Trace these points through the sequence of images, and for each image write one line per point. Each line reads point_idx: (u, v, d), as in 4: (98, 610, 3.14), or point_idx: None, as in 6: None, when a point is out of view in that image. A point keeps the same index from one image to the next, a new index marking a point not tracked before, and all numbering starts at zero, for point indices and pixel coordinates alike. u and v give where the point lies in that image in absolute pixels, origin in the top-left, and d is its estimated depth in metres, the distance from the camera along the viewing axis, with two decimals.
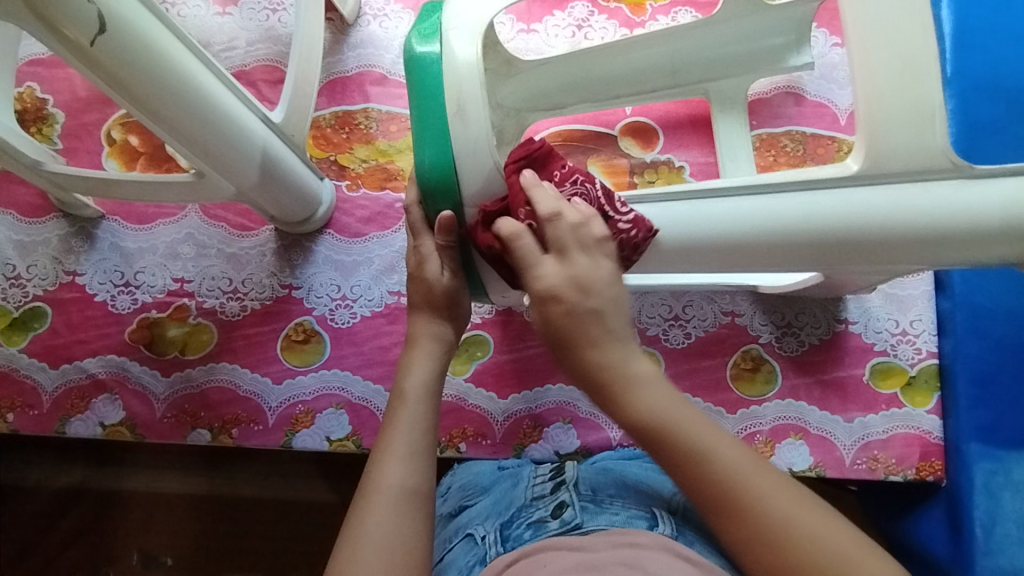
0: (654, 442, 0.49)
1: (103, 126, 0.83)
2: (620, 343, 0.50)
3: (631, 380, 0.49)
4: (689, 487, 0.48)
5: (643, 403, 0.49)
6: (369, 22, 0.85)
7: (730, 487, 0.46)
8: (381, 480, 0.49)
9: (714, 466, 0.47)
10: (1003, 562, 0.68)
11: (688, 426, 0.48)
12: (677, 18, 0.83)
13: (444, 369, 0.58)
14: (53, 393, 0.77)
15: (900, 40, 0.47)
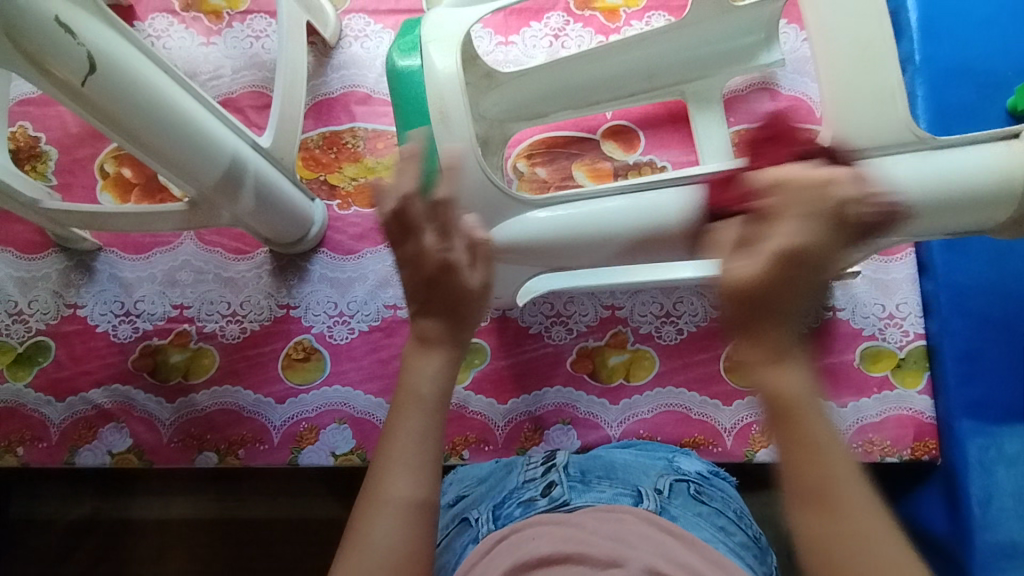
0: (778, 418, 0.40)
1: (96, 160, 0.84)
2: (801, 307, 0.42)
3: (775, 351, 0.41)
4: (791, 470, 0.39)
5: (789, 375, 0.40)
6: (350, 43, 0.87)
7: (832, 485, 0.38)
8: (384, 492, 0.46)
9: (828, 462, 0.39)
10: (1000, 535, 0.70)
11: (816, 416, 0.40)
12: (651, 22, 0.85)
13: (456, 364, 0.51)
14: (60, 425, 0.78)
15: (858, 31, 0.49)
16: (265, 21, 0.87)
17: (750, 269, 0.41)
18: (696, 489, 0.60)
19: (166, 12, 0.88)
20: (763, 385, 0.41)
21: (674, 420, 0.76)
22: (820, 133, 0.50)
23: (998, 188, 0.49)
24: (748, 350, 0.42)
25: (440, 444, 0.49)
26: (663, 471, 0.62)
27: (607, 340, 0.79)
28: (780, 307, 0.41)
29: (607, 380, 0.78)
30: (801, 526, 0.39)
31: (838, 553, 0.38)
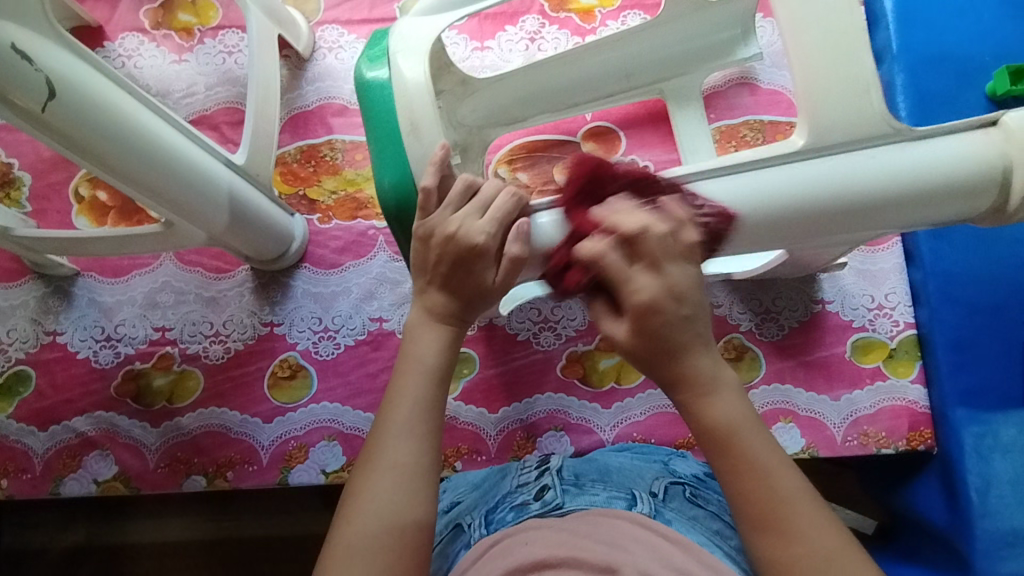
0: (712, 442, 0.43)
1: (71, 184, 0.83)
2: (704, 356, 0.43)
3: (712, 386, 0.43)
4: (741, 493, 0.43)
5: (718, 408, 0.43)
6: (324, 55, 0.86)
7: (785, 510, 0.42)
8: (385, 459, 0.46)
9: (775, 483, 0.42)
10: (1002, 523, 0.69)
11: (754, 446, 0.43)
12: (627, 21, 0.84)
13: (459, 344, 0.51)
14: (44, 455, 0.77)
15: (827, 21, 0.48)
16: (237, 36, 0.86)
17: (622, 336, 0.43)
18: (693, 491, 0.58)
19: (136, 31, 0.86)
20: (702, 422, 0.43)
21: (667, 421, 0.75)
22: (796, 129, 0.49)
23: (978, 175, 0.48)
24: (678, 391, 0.44)
25: (442, 415, 0.49)
26: (659, 474, 0.61)
27: (596, 344, 0.78)
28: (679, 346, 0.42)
29: (598, 384, 0.77)
30: (760, 551, 0.42)
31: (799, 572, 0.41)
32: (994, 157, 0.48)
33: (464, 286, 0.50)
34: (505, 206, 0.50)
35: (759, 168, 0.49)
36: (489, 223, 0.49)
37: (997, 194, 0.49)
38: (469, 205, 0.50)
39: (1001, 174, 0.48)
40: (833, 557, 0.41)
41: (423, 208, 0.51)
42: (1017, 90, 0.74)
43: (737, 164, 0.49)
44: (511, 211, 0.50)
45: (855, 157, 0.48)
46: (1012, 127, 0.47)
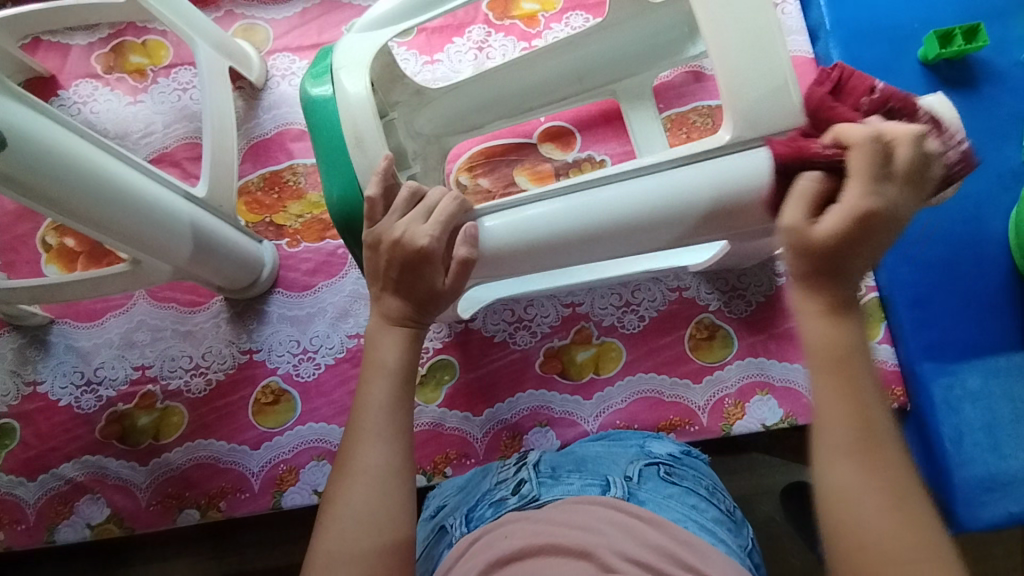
0: (825, 361, 0.41)
1: (37, 234, 0.83)
2: (857, 274, 0.42)
3: (834, 307, 0.42)
4: (826, 420, 0.40)
5: (845, 327, 0.41)
6: (278, 82, 0.87)
7: (865, 446, 0.39)
8: (359, 463, 0.47)
9: (868, 419, 0.40)
10: (977, 468, 0.71)
11: (859, 369, 0.41)
12: (570, 23, 0.87)
13: (419, 347, 0.53)
14: (35, 505, 0.77)
15: (742, 16, 0.50)
16: (189, 72, 0.87)
17: (830, 226, 0.41)
18: (666, 470, 0.60)
19: (89, 78, 0.87)
20: (807, 338, 0.42)
21: (648, 406, 0.77)
22: (723, 124, 0.51)
23: None
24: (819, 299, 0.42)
25: (409, 416, 0.50)
26: (633, 457, 0.62)
27: (572, 337, 0.80)
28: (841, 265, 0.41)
29: (577, 376, 0.79)
30: (826, 483, 0.40)
31: (866, 513, 0.38)
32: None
33: (414, 291, 0.51)
34: (449, 208, 0.52)
35: (658, 172, 0.52)
36: (433, 227, 0.51)
37: None
38: (415, 211, 0.52)
39: None
40: (903, 502, 0.38)
41: (370, 217, 0.53)
42: (948, 53, 0.77)
43: (638, 168, 0.52)
44: (456, 214, 0.53)
45: None
46: (924, 118, 0.49)
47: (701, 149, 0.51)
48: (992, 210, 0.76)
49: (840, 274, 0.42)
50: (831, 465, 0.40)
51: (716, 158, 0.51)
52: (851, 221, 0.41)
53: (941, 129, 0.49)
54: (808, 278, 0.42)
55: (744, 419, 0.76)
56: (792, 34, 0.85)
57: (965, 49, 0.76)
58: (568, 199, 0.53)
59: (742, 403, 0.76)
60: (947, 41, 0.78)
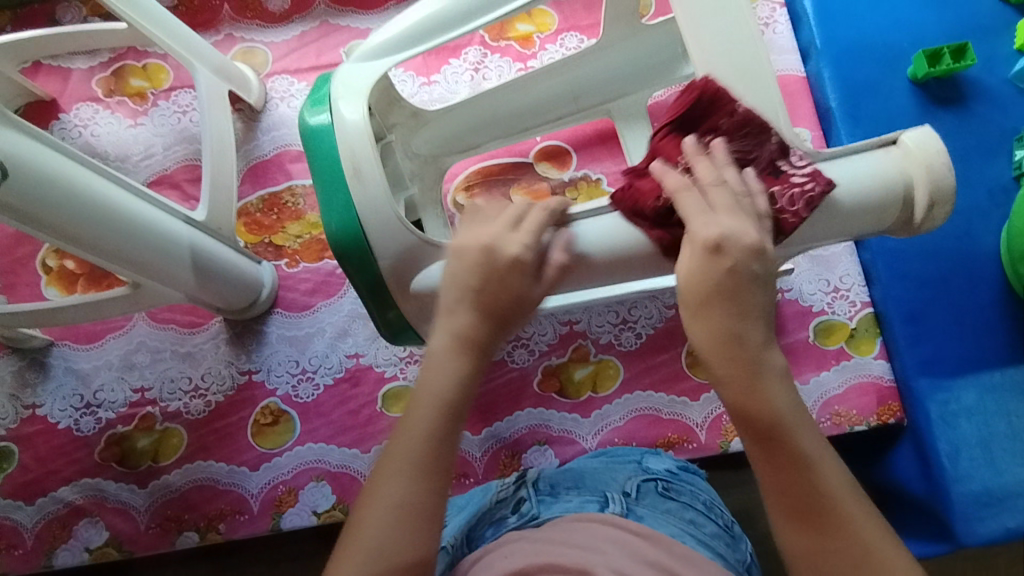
0: (757, 436, 0.43)
1: (38, 256, 0.84)
2: (756, 334, 0.45)
3: (755, 376, 0.44)
4: (775, 489, 0.43)
5: (769, 397, 0.43)
6: (277, 104, 0.88)
7: (817, 511, 0.42)
8: (384, 492, 0.47)
9: (807, 475, 0.43)
10: (974, 484, 0.71)
11: (799, 431, 0.43)
12: (565, 44, 0.88)
13: (469, 378, 0.51)
14: (34, 529, 0.76)
15: (737, 55, 0.52)
16: (189, 95, 0.88)
17: (690, 267, 0.45)
18: (664, 486, 0.60)
19: (90, 101, 0.88)
20: (731, 408, 0.44)
21: (646, 424, 0.77)
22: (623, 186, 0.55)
23: (884, 192, 0.50)
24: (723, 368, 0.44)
25: (450, 452, 0.49)
26: (632, 473, 0.63)
27: (569, 355, 0.80)
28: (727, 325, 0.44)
29: (576, 395, 0.79)
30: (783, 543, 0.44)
31: (829, 570, 0.42)
32: (894, 175, 0.50)
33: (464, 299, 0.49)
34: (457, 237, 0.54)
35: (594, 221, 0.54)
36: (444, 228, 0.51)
37: (902, 209, 0.51)
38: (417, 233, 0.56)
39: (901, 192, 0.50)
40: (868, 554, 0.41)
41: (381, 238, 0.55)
42: (936, 71, 0.78)
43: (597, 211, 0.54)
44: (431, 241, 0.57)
45: None
46: (911, 146, 0.50)
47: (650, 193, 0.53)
48: (983, 226, 0.77)
49: (744, 335, 0.44)
50: (786, 529, 0.43)
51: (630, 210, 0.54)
52: (716, 259, 0.45)
53: (927, 159, 0.49)
54: (723, 358, 0.44)
55: None
56: (784, 53, 0.86)
57: (953, 67, 0.78)
58: (604, 219, 0.54)
59: None
60: (935, 59, 0.79)
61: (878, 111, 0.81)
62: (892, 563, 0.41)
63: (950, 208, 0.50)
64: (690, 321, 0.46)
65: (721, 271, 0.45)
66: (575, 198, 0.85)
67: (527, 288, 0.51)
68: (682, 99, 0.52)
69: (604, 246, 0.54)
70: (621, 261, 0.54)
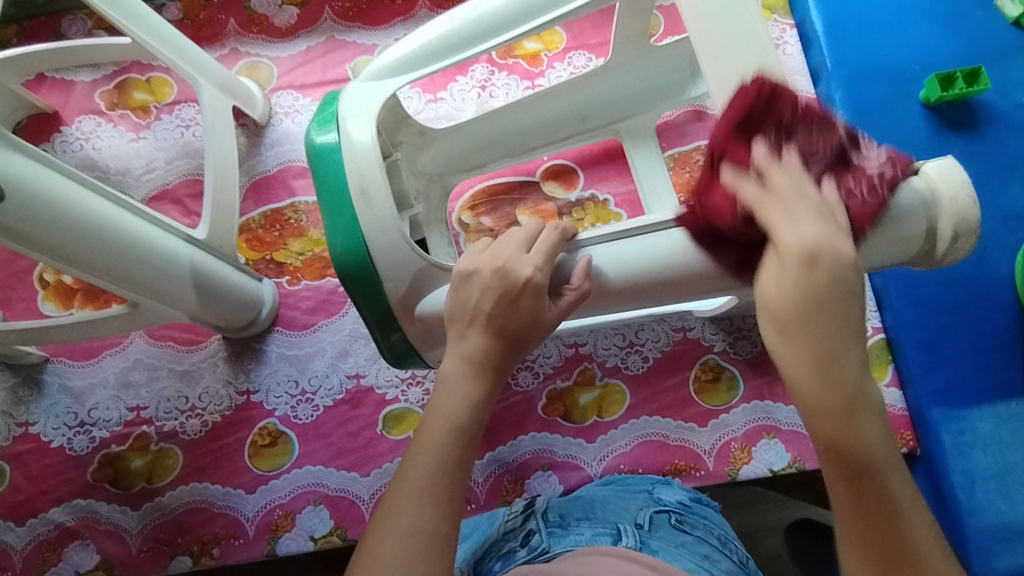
0: (842, 470, 0.37)
1: (35, 270, 0.82)
2: (850, 357, 0.37)
3: (845, 407, 0.36)
4: (846, 522, 0.38)
5: (862, 430, 0.36)
6: (281, 119, 0.87)
7: (891, 526, 0.37)
8: (396, 520, 0.44)
9: (837, 392, 0.36)
10: (991, 517, 0.69)
11: (888, 460, 0.37)
12: (574, 62, 0.87)
13: (483, 405, 0.49)
14: (23, 551, 0.74)
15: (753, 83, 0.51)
16: (193, 109, 0.87)
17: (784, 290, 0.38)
18: (677, 517, 0.59)
19: (92, 114, 0.87)
20: (806, 410, 0.37)
21: (653, 450, 0.75)
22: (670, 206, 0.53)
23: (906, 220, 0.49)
24: (818, 423, 0.37)
25: (463, 481, 0.47)
26: (643, 504, 0.61)
27: (575, 379, 0.79)
28: (833, 356, 0.36)
29: (581, 419, 0.77)
30: None
31: None
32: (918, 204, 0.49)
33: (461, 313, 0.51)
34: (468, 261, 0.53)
35: (617, 241, 0.53)
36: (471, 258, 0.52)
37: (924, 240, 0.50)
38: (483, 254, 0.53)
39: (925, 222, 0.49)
40: None
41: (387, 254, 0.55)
42: (950, 95, 0.77)
43: (621, 234, 0.53)
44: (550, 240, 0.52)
45: (699, 229, 0.51)
46: (932, 176, 0.49)
47: (691, 211, 0.51)
48: (998, 252, 0.76)
49: (827, 350, 0.36)
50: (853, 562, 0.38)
51: (658, 232, 0.52)
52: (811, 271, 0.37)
53: (950, 189, 0.48)
54: (814, 397, 0.36)
55: (751, 464, 0.74)
56: (795, 75, 0.85)
57: (967, 91, 0.77)
58: (636, 241, 0.53)
59: (749, 447, 0.75)
60: (948, 83, 0.78)
61: (892, 136, 0.79)
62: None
63: (973, 240, 0.49)
64: (779, 337, 0.38)
65: (805, 245, 0.38)
66: (582, 218, 0.84)
67: (534, 315, 0.50)
68: (743, 98, 0.47)
69: (628, 270, 0.52)
70: (642, 287, 0.53)
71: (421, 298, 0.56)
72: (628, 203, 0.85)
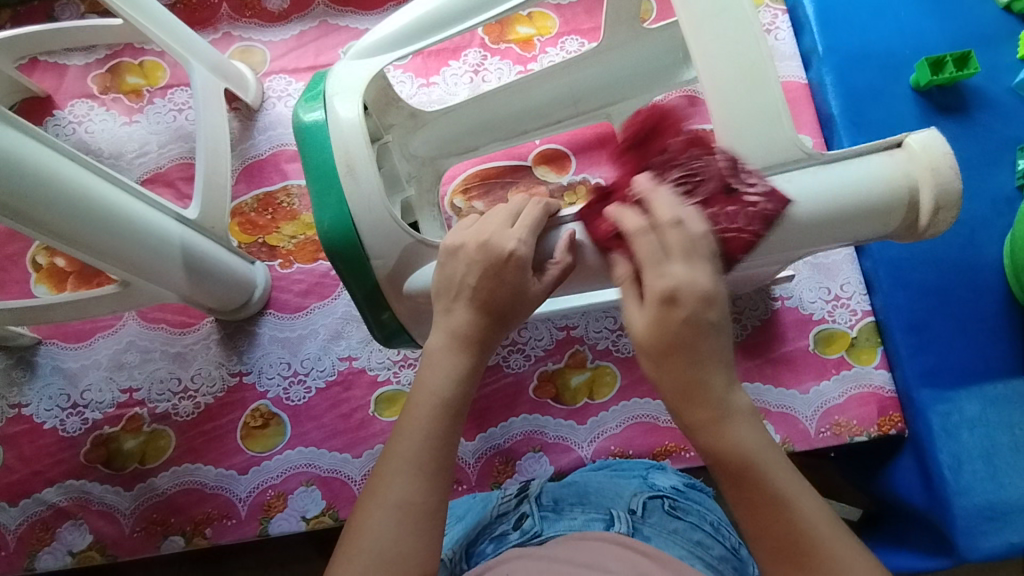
0: (728, 475, 0.40)
1: (28, 253, 0.83)
2: (712, 371, 0.40)
3: (715, 413, 0.40)
4: (754, 527, 0.39)
5: (736, 433, 0.40)
6: (274, 104, 0.87)
7: (793, 535, 0.38)
8: (387, 492, 0.45)
9: (715, 411, 0.40)
10: (977, 498, 0.70)
11: (770, 464, 0.39)
12: (566, 47, 0.87)
13: (472, 378, 0.50)
14: (17, 531, 0.75)
15: (737, 52, 0.51)
16: (185, 93, 0.87)
17: (645, 322, 0.41)
18: (671, 504, 0.59)
19: (85, 98, 0.87)
20: (698, 445, 0.41)
21: (644, 431, 0.76)
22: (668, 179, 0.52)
23: (889, 193, 0.49)
24: (693, 431, 0.41)
25: (452, 455, 0.47)
26: (638, 491, 0.61)
27: (566, 361, 0.79)
28: (688, 376, 0.40)
29: (572, 401, 0.78)
30: None
31: None
32: (899, 176, 0.49)
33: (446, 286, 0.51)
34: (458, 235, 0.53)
35: None
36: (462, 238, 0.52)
37: (907, 213, 0.50)
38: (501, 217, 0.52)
39: (907, 197, 0.49)
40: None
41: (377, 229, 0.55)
42: (939, 79, 0.77)
43: None
44: (540, 219, 0.52)
45: None
46: (915, 148, 0.49)
47: None
48: (986, 235, 0.76)
49: (680, 368, 0.40)
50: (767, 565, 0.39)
51: None
52: (667, 311, 0.40)
53: (932, 161, 0.48)
54: (678, 395, 0.40)
55: None
56: (787, 60, 0.85)
57: (956, 75, 0.77)
58: None
59: None
60: (939, 68, 0.78)
61: (883, 120, 0.80)
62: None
63: (955, 212, 0.49)
64: (649, 368, 0.41)
65: (682, 280, 0.41)
66: (574, 202, 0.84)
67: (520, 292, 0.50)
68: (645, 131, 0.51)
69: None
70: None
71: (409, 275, 0.57)
72: None
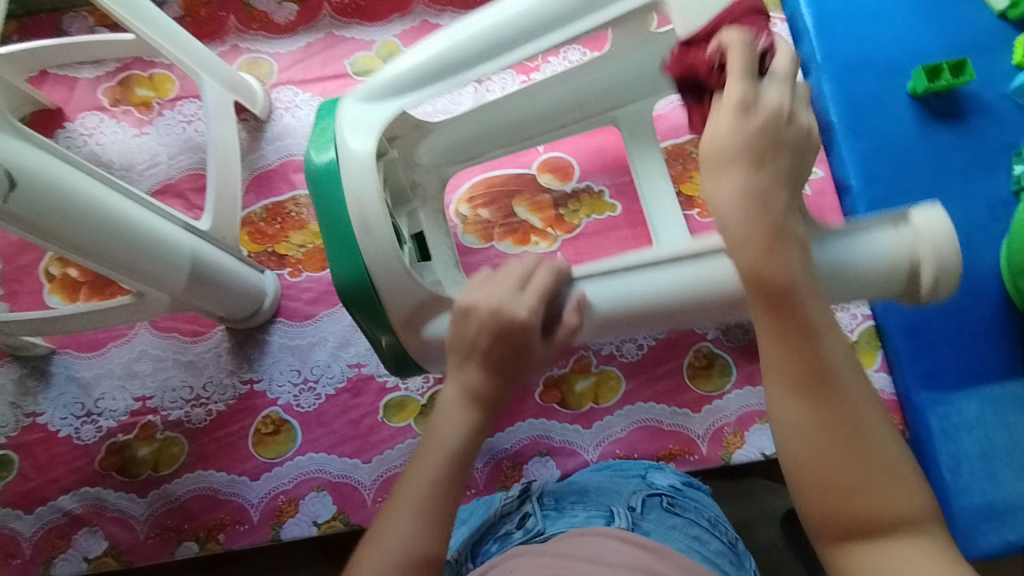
0: (765, 298, 0.40)
1: (41, 265, 0.84)
2: (778, 192, 0.42)
3: (771, 236, 0.40)
4: (777, 359, 0.39)
5: (784, 260, 0.40)
6: (281, 115, 0.88)
7: (814, 368, 0.38)
8: (389, 533, 0.46)
9: (774, 237, 0.40)
10: (976, 498, 0.71)
11: (812, 297, 0.40)
12: (569, 56, 0.89)
13: (480, 435, 0.51)
14: (32, 538, 0.76)
15: None
16: (194, 105, 0.89)
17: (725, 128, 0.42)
18: (669, 501, 0.60)
19: (95, 110, 0.89)
20: (742, 268, 0.41)
21: (648, 435, 0.77)
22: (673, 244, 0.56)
23: (889, 266, 0.53)
24: (744, 247, 0.41)
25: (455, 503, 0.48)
26: (636, 488, 0.63)
27: (571, 366, 0.81)
28: (764, 185, 0.41)
29: (577, 406, 0.79)
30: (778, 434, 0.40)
31: (844, 475, 0.37)
32: (902, 250, 0.53)
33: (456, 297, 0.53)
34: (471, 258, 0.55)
35: (625, 275, 0.56)
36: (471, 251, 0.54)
37: (906, 281, 0.54)
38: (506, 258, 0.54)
39: (908, 267, 0.53)
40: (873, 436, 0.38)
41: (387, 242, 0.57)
42: (936, 86, 0.79)
43: (624, 270, 0.56)
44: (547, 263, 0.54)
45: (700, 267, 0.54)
46: (920, 224, 0.53)
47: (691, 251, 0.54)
48: (984, 240, 0.78)
49: (754, 190, 0.41)
50: (782, 398, 0.39)
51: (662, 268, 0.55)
52: (748, 115, 0.42)
53: (933, 240, 0.52)
54: (739, 206, 0.41)
55: (743, 448, 0.76)
56: None
57: (952, 83, 0.78)
58: (638, 276, 0.56)
59: (742, 432, 0.77)
60: (935, 75, 0.79)
61: (881, 125, 0.81)
62: (876, 425, 0.38)
63: (952, 283, 0.53)
64: (713, 185, 0.42)
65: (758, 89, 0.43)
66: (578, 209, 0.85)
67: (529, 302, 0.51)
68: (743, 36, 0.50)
69: (628, 300, 0.56)
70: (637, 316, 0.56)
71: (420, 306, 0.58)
72: (622, 194, 0.86)
